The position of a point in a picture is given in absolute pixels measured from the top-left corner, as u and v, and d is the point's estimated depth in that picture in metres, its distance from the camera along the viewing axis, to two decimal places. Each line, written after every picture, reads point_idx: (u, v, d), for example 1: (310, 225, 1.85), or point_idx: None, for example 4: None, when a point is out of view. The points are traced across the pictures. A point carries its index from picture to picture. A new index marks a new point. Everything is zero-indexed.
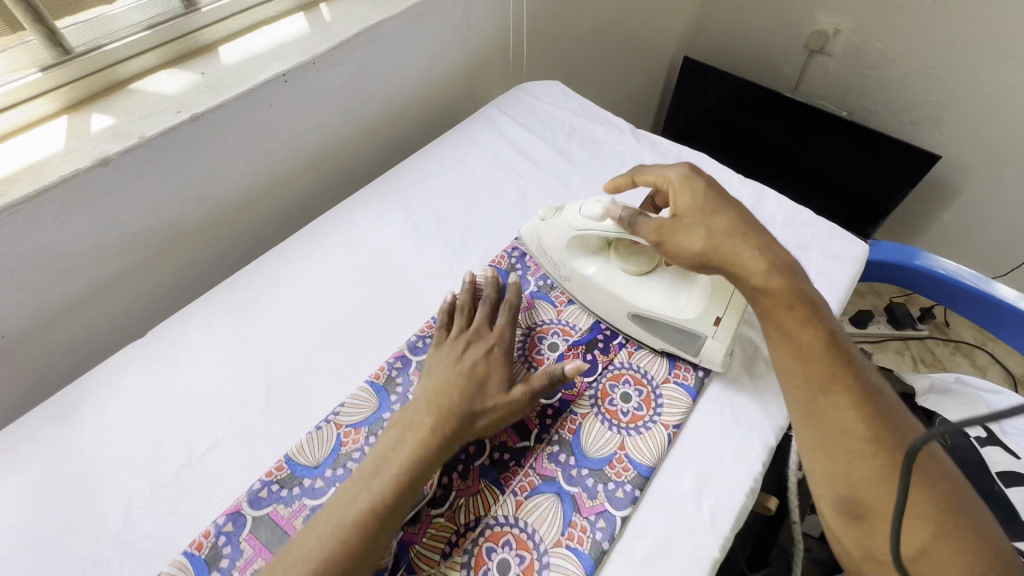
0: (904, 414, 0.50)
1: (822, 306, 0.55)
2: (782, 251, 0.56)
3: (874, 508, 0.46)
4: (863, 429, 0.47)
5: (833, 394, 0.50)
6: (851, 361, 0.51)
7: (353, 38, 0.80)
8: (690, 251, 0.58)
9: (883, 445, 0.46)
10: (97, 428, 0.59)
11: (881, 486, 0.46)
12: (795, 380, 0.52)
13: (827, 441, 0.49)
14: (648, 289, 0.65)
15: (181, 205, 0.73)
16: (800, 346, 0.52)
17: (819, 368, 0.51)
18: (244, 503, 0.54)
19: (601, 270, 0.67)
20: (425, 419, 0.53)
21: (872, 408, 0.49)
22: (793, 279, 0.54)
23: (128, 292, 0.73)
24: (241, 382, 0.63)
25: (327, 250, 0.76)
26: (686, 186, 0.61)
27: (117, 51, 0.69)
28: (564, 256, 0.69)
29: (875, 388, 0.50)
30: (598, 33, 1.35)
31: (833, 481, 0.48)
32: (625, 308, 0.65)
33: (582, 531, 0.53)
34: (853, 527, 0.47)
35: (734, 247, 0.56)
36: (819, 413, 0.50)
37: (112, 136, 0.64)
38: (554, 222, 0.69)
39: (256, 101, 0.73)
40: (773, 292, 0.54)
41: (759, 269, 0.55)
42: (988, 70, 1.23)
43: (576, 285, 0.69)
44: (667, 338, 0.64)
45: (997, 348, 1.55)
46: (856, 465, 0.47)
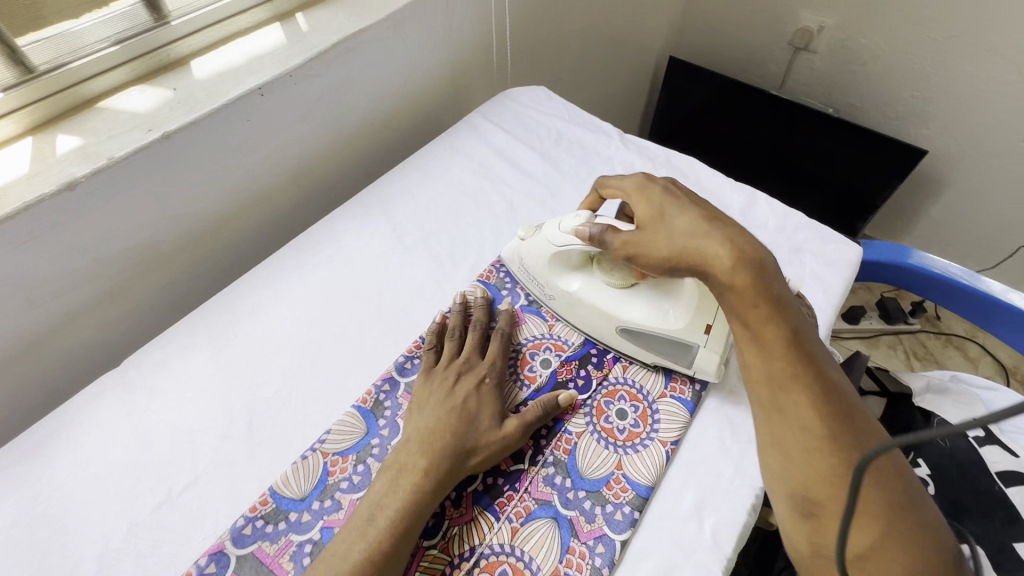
0: (862, 411, 0.49)
1: (789, 300, 0.53)
2: (753, 244, 0.53)
3: (826, 506, 0.46)
4: (821, 427, 0.47)
5: (793, 392, 0.49)
6: (813, 359, 0.50)
7: (331, 48, 0.78)
8: (659, 255, 0.56)
9: (840, 444, 0.46)
10: (70, 465, 0.57)
11: (835, 484, 0.45)
12: (758, 376, 0.51)
13: (786, 438, 0.48)
14: (636, 301, 0.63)
15: (155, 226, 0.70)
16: (764, 343, 0.51)
17: (781, 367, 0.50)
18: (227, 542, 0.51)
19: (587, 286, 0.66)
20: (419, 461, 0.52)
21: (831, 406, 0.48)
22: (761, 275, 0.51)
23: (104, 319, 0.70)
24: (222, 412, 0.60)
25: (310, 268, 0.73)
26: (643, 194, 0.61)
27: (83, 68, 0.66)
28: (547, 274, 0.67)
29: (834, 384, 0.49)
30: (582, 35, 1.34)
31: (787, 477, 0.48)
32: (614, 322, 0.63)
33: (581, 557, 0.51)
34: (804, 524, 0.47)
35: (703, 245, 0.53)
36: (779, 410, 0.49)
37: (79, 158, 0.61)
38: (534, 240, 0.68)
39: (231, 116, 0.71)
40: (739, 288, 0.51)
41: (724, 265, 0.52)
42: (972, 64, 1.23)
43: (562, 304, 0.67)
44: (659, 350, 0.63)
45: (988, 340, 1.55)
46: (812, 463, 0.46)
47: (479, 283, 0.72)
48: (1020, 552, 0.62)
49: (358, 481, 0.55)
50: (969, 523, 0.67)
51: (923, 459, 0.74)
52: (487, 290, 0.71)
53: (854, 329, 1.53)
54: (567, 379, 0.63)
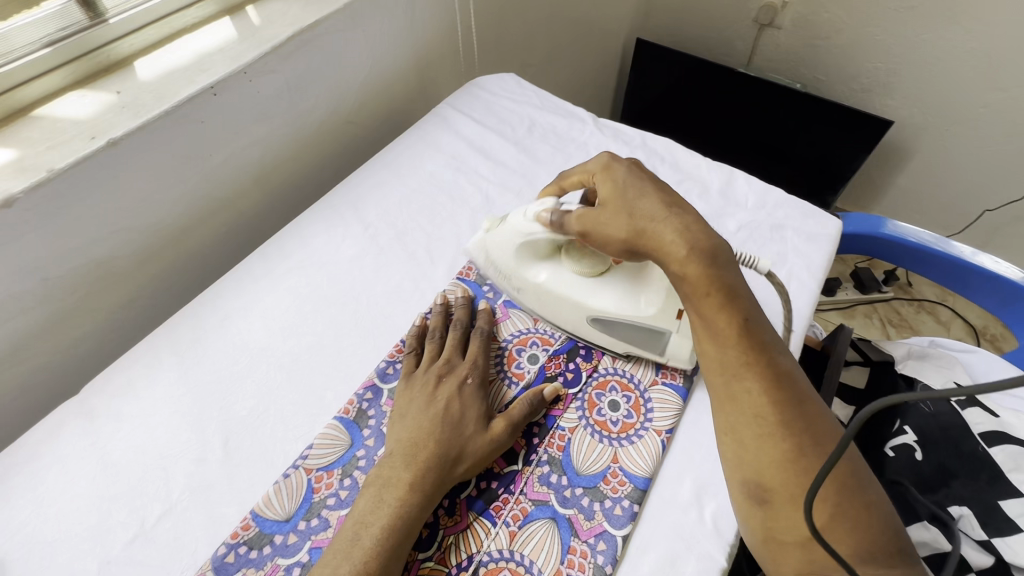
0: (813, 396, 0.48)
1: (743, 288, 0.51)
2: (710, 231, 0.51)
3: (780, 491, 0.44)
4: (773, 413, 0.46)
5: (746, 378, 0.48)
6: (767, 348, 0.49)
7: (287, 43, 0.73)
8: (616, 238, 0.53)
9: (792, 429, 0.45)
10: (32, 504, 0.53)
11: (787, 469, 0.44)
12: (711, 365, 0.50)
13: (739, 425, 0.47)
14: (606, 288, 0.61)
15: (107, 240, 0.65)
16: (718, 332, 0.50)
17: (734, 355, 0.48)
18: (209, 572, 0.48)
19: (555, 275, 0.63)
20: (403, 474, 0.50)
21: (783, 392, 0.47)
22: (715, 264, 0.49)
23: (59, 343, 0.66)
24: (195, 434, 0.57)
25: (280, 275, 0.70)
26: (608, 174, 0.57)
27: (13, 73, 0.61)
28: (515, 265, 0.64)
29: (786, 371, 0.48)
30: (547, 20, 1.31)
31: (742, 464, 0.47)
32: (584, 314, 0.61)
33: (583, 556, 0.49)
34: (758, 510, 0.45)
35: (658, 231, 0.51)
36: (732, 397, 0.48)
37: (16, 172, 0.56)
38: (499, 232, 0.65)
39: (182, 119, 0.66)
40: (692, 278, 0.49)
41: (678, 254, 0.50)
42: (933, 32, 1.24)
43: (531, 296, 0.64)
44: (631, 338, 0.61)
45: (958, 303, 1.59)
46: (765, 449, 0.45)
47: (459, 281, 0.70)
48: (1005, 511, 0.63)
49: (345, 496, 0.53)
50: (956, 485, 0.67)
51: (908, 424, 0.73)
52: (468, 288, 0.69)
53: (831, 301, 1.55)
54: (556, 373, 0.62)
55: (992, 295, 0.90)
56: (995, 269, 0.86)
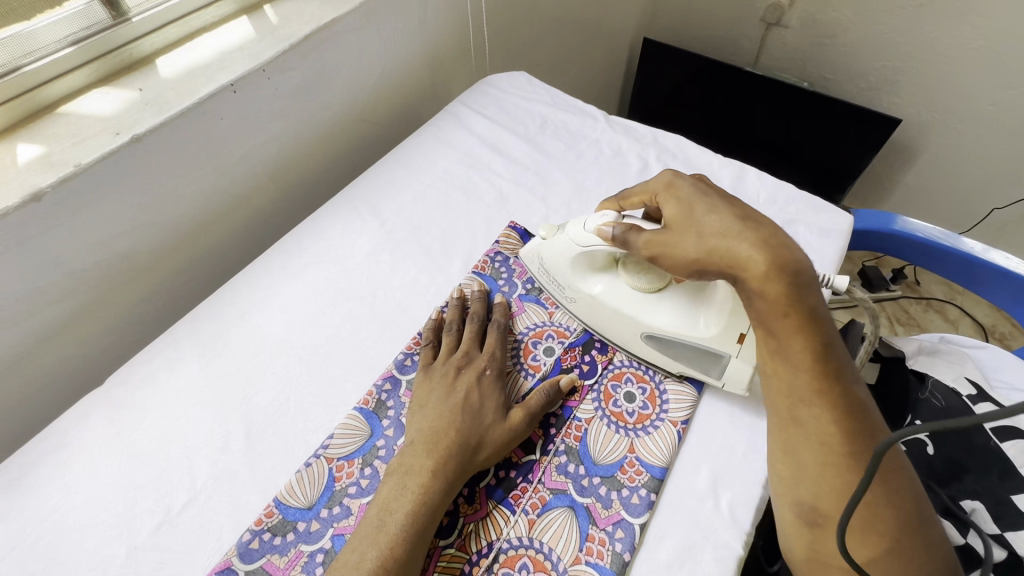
0: (882, 429, 0.48)
1: (822, 310, 0.50)
2: (789, 247, 0.49)
3: (833, 519, 0.45)
4: (840, 443, 0.46)
5: (816, 405, 0.47)
6: (840, 375, 0.48)
7: (304, 41, 0.74)
8: (686, 256, 0.52)
9: (856, 460, 0.45)
10: (59, 492, 0.54)
11: (847, 499, 0.45)
12: (779, 386, 0.49)
13: (804, 449, 0.47)
14: (663, 304, 0.59)
15: (129, 235, 0.66)
16: (790, 354, 0.48)
17: (806, 379, 0.48)
18: (234, 558, 0.49)
19: (610, 288, 0.62)
20: (425, 461, 0.51)
21: (854, 423, 0.46)
22: (795, 285, 0.48)
23: (82, 336, 0.67)
24: (218, 425, 0.58)
25: (298, 270, 0.71)
26: (672, 193, 0.57)
27: (39, 71, 0.62)
28: (570, 276, 0.64)
29: (858, 401, 0.48)
30: (556, 20, 1.32)
31: (798, 486, 0.47)
32: (639, 330, 0.60)
33: (601, 544, 0.50)
34: (807, 532, 0.46)
35: (732, 247, 0.50)
36: (797, 421, 0.48)
37: (43, 167, 0.58)
38: (557, 241, 0.65)
39: (203, 116, 0.67)
40: (771, 297, 0.48)
41: (758, 270, 0.48)
42: (940, 31, 1.25)
43: (583, 307, 0.64)
44: (686, 359, 0.59)
45: (966, 301, 1.59)
46: (827, 477, 0.45)
47: (474, 275, 0.71)
48: (1017, 505, 0.63)
49: (366, 485, 0.54)
50: (968, 479, 0.67)
51: (920, 420, 0.73)
52: (484, 282, 0.70)
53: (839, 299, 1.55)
54: (572, 365, 0.62)
55: (1003, 291, 0.90)
56: (1006, 265, 0.86)
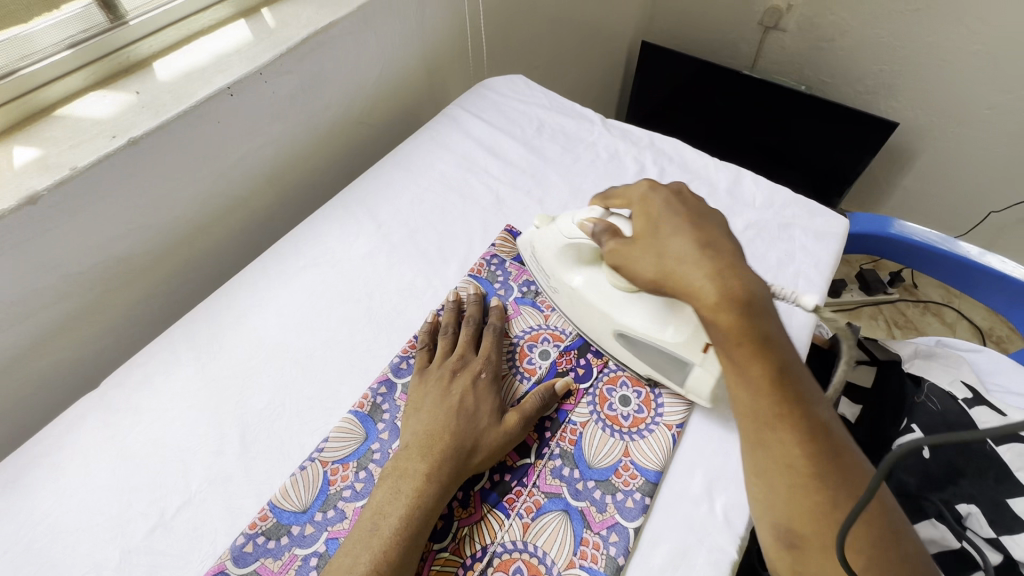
0: (850, 446, 0.47)
1: (780, 333, 0.48)
2: (741, 273, 0.48)
3: (812, 539, 0.44)
4: (806, 466, 0.45)
5: (779, 430, 0.46)
6: (801, 398, 0.47)
7: (302, 44, 0.75)
8: (645, 276, 0.53)
9: (824, 483, 0.44)
10: (54, 495, 0.54)
11: (820, 521, 0.44)
12: (742, 412, 0.48)
13: (771, 474, 0.46)
14: (637, 305, 0.58)
15: (125, 237, 0.66)
16: (749, 381, 0.47)
17: (767, 405, 0.46)
18: (228, 562, 0.49)
19: (591, 282, 0.61)
20: (419, 465, 0.51)
21: (819, 445, 0.45)
22: (747, 312, 0.46)
23: (78, 339, 0.67)
24: (213, 428, 0.58)
25: (295, 272, 0.71)
26: (644, 206, 0.57)
27: (37, 74, 0.62)
28: (555, 266, 0.64)
29: (822, 423, 0.46)
30: (554, 23, 1.33)
31: (772, 508, 0.46)
32: (611, 326, 0.59)
33: (595, 548, 0.50)
34: (786, 554, 0.45)
35: (688, 275, 0.49)
36: (763, 447, 0.47)
37: (40, 170, 0.58)
38: (549, 230, 0.65)
39: (199, 120, 0.67)
40: (724, 325, 0.47)
41: (709, 299, 0.47)
42: (937, 35, 1.25)
43: (564, 297, 0.64)
44: (654, 361, 0.58)
45: (963, 304, 1.60)
46: (797, 499, 0.45)
47: (471, 278, 0.71)
48: (1014, 509, 0.63)
49: (361, 488, 0.54)
50: (964, 483, 0.67)
51: (915, 424, 0.73)
52: (480, 285, 0.70)
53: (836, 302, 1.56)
54: (567, 369, 0.62)
55: (998, 295, 0.90)
56: (1002, 269, 0.86)
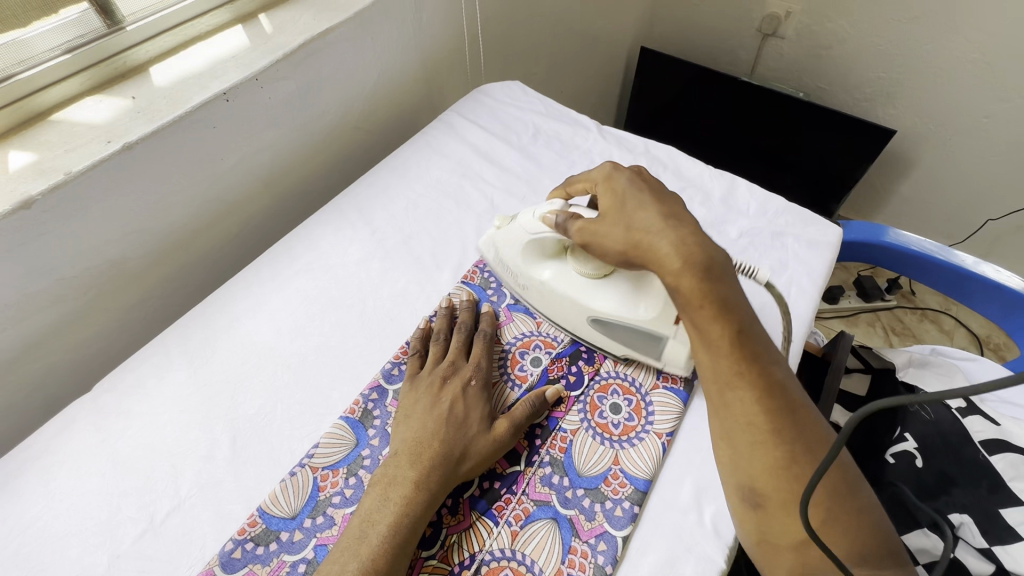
0: (807, 406, 0.48)
1: (739, 297, 0.49)
2: (703, 241, 0.49)
3: (772, 496, 0.45)
4: (766, 422, 0.46)
5: (739, 389, 0.47)
6: (761, 359, 0.48)
7: (299, 50, 0.75)
8: (614, 248, 0.54)
9: (784, 437, 0.46)
10: (44, 499, 0.54)
11: (780, 476, 0.45)
12: (705, 372, 0.50)
13: (733, 432, 0.47)
14: (608, 289, 0.61)
15: (120, 241, 0.67)
16: (712, 343, 0.49)
17: (727, 365, 0.48)
18: (216, 567, 0.49)
19: (560, 274, 0.63)
20: (408, 473, 0.51)
21: (778, 401, 0.47)
22: (707, 276, 0.47)
23: (72, 342, 0.67)
24: (204, 432, 0.58)
25: (289, 278, 0.71)
26: (609, 186, 0.58)
27: (33, 79, 0.63)
28: (521, 264, 0.65)
29: (780, 382, 0.48)
30: (553, 29, 1.33)
31: (736, 469, 0.47)
32: (585, 313, 0.61)
33: (583, 556, 0.50)
34: (752, 513, 0.46)
35: (652, 242, 0.50)
36: (725, 406, 0.48)
37: (34, 175, 0.58)
38: (509, 230, 0.66)
39: (194, 125, 0.68)
40: (685, 290, 0.48)
41: (672, 267, 0.48)
42: (935, 43, 1.25)
43: (535, 293, 0.65)
44: (630, 340, 0.61)
45: (961, 311, 1.60)
46: (758, 456, 0.46)
47: (463, 284, 0.71)
48: (1006, 518, 0.63)
49: (350, 494, 0.54)
50: (957, 493, 0.67)
51: (909, 432, 0.73)
52: (472, 291, 0.70)
53: (833, 308, 1.55)
54: (558, 376, 0.63)
55: (993, 304, 0.90)
56: (997, 278, 0.87)
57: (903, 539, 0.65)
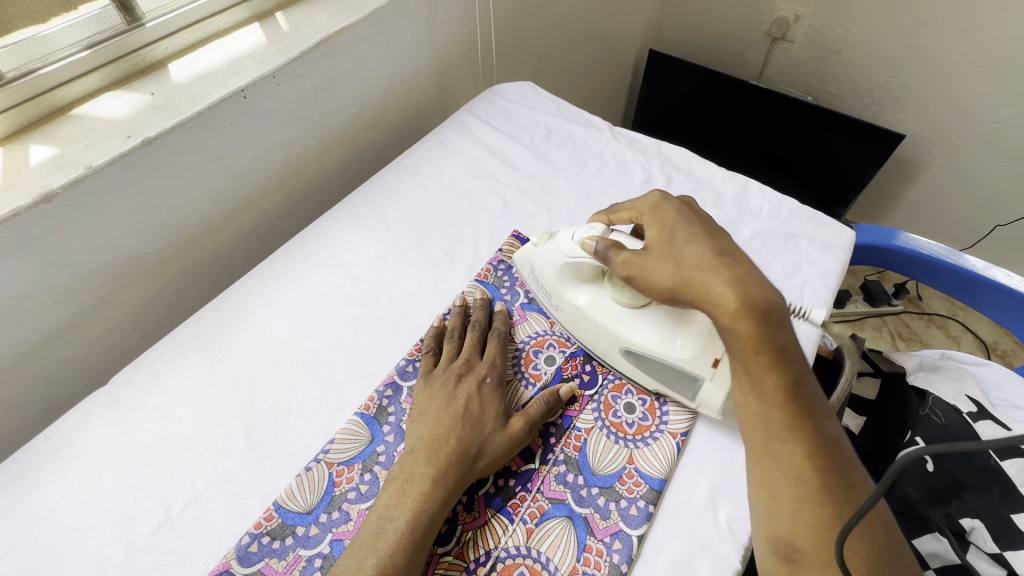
0: (854, 463, 0.48)
1: (795, 345, 0.48)
2: (762, 286, 0.47)
3: (809, 555, 0.45)
4: (813, 477, 0.46)
5: (789, 440, 0.47)
6: (813, 412, 0.47)
7: (315, 48, 0.76)
8: (661, 284, 0.51)
9: (831, 496, 0.45)
10: (62, 491, 0.54)
11: (822, 535, 0.45)
12: (754, 420, 0.49)
13: (779, 483, 0.47)
14: (644, 321, 0.58)
15: (137, 236, 0.67)
16: (764, 392, 0.47)
17: (778, 415, 0.47)
18: (233, 561, 0.49)
19: (595, 300, 0.61)
20: (425, 470, 0.51)
21: (826, 458, 0.46)
22: (768, 325, 0.46)
23: (88, 335, 0.67)
24: (220, 426, 0.58)
25: (302, 274, 0.72)
26: (657, 215, 0.55)
27: (53, 75, 0.63)
28: (556, 285, 0.64)
29: (830, 436, 0.47)
30: (564, 30, 1.34)
31: (774, 522, 0.47)
32: (618, 344, 0.59)
33: (599, 555, 0.50)
34: (784, 567, 0.46)
35: (707, 281, 0.47)
36: (772, 456, 0.48)
37: (55, 168, 0.58)
38: (546, 248, 0.65)
39: (212, 122, 0.68)
40: (742, 336, 0.46)
41: (728, 310, 0.46)
42: (945, 48, 1.25)
43: (568, 316, 0.64)
44: (662, 377, 0.58)
45: (968, 317, 1.59)
46: (801, 513, 0.45)
47: (477, 283, 0.71)
48: (1017, 524, 0.63)
49: (366, 490, 0.54)
50: (968, 497, 0.67)
51: (920, 436, 0.72)
52: (486, 290, 0.70)
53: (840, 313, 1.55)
54: (572, 375, 0.63)
55: (1004, 309, 0.90)
56: (1009, 283, 0.86)
57: (914, 542, 0.65)
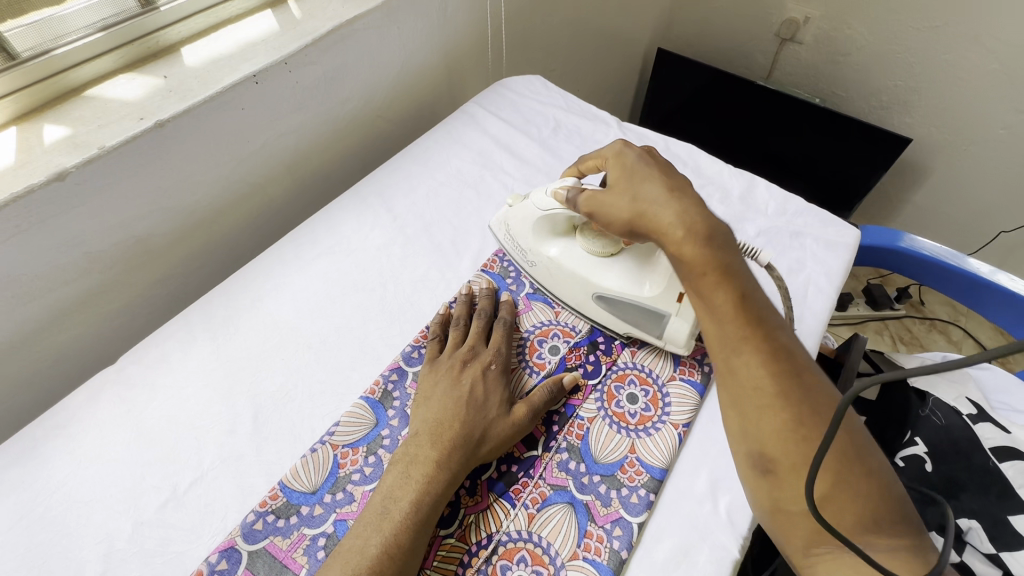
0: (816, 372, 0.48)
1: (740, 264, 0.51)
2: (706, 214, 0.51)
3: (782, 461, 0.45)
4: (773, 384, 0.46)
5: (745, 353, 0.48)
6: (766, 324, 0.49)
7: (327, 35, 0.76)
8: (619, 219, 0.56)
9: (790, 399, 0.45)
10: (69, 466, 0.55)
11: (789, 439, 0.45)
12: (712, 340, 0.50)
13: (741, 397, 0.47)
14: (614, 268, 0.63)
15: (148, 217, 0.68)
16: (716, 309, 0.49)
17: (732, 329, 0.48)
18: (238, 537, 0.50)
19: (567, 251, 0.66)
20: (429, 453, 0.51)
21: (785, 367, 0.47)
22: (710, 243, 0.49)
23: (97, 314, 0.68)
24: (227, 407, 0.59)
25: (310, 260, 0.72)
26: (619, 159, 0.59)
27: (67, 56, 0.64)
28: (532, 240, 0.68)
29: (785, 345, 0.48)
30: (573, 26, 1.34)
31: (745, 436, 0.47)
32: (592, 290, 0.63)
33: (599, 541, 0.51)
34: (763, 480, 0.46)
35: (658, 213, 0.52)
36: (732, 372, 0.48)
37: (70, 147, 0.59)
38: (521, 206, 0.69)
39: (224, 106, 0.68)
40: (688, 258, 0.50)
41: (676, 234, 0.50)
42: (953, 53, 1.25)
43: (544, 270, 0.67)
44: (632, 319, 0.62)
45: (970, 323, 1.59)
46: (765, 420, 0.46)
47: (484, 272, 0.72)
48: (1014, 526, 0.63)
49: (370, 472, 0.54)
50: (965, 498, 0.67)
51: (919, 437, 0.73)
52: (492, 279, 0.71)
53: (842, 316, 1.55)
54: (576, 364, 0.63)
55: (1006, 313, 0.90)
56: (1011, 286, 0.87)
57: None
